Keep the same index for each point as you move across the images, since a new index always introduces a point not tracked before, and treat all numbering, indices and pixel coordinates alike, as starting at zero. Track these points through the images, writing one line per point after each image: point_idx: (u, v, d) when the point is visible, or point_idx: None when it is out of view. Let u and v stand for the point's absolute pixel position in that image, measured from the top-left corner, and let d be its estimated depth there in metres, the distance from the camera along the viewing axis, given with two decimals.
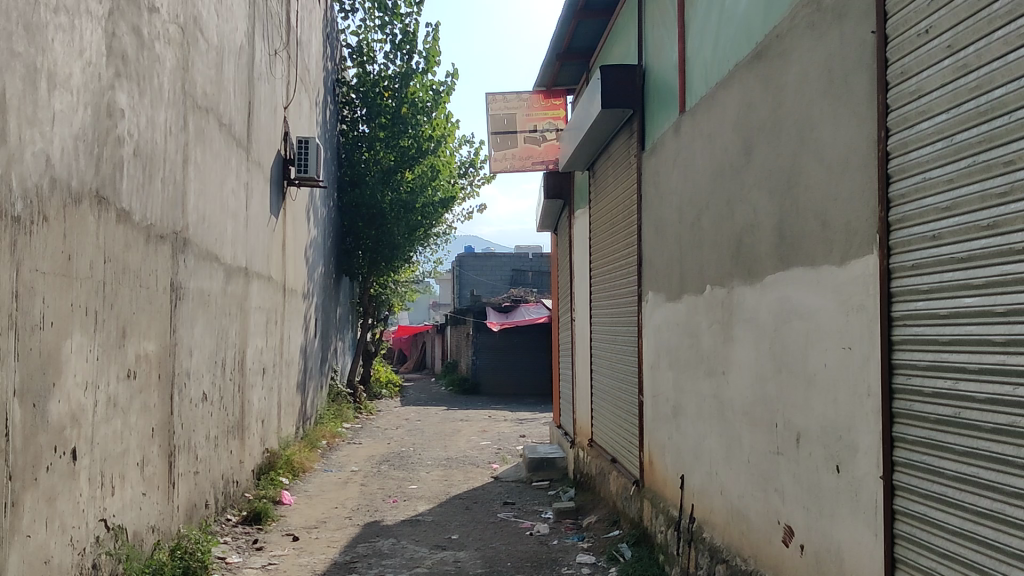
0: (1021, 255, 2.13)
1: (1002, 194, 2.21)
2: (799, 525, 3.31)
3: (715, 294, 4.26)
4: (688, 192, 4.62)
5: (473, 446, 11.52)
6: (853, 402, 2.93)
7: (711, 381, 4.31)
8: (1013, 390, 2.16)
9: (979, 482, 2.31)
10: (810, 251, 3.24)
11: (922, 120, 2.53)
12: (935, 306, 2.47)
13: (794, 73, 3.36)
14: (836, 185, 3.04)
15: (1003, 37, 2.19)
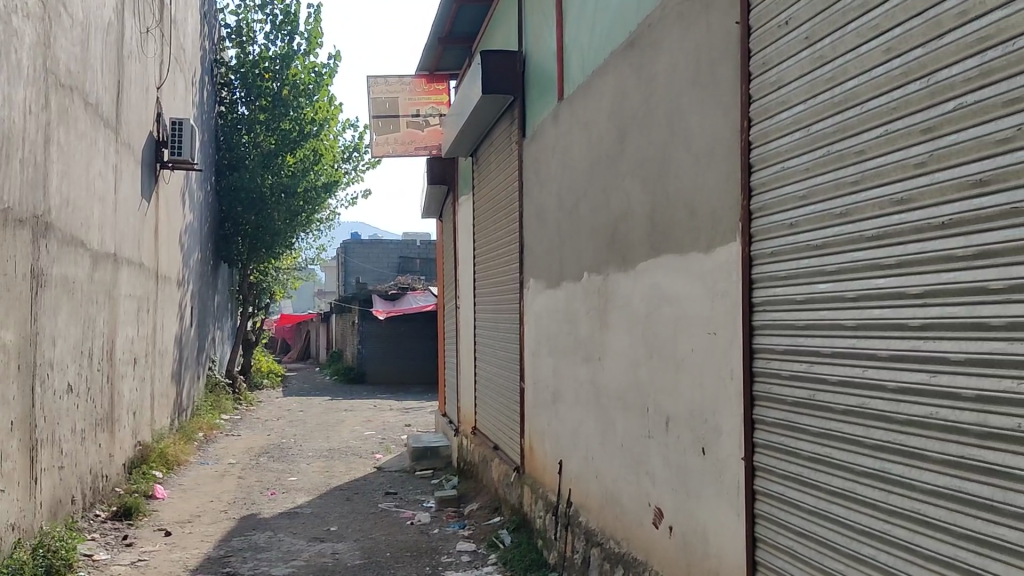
0: (872, 242, 2.20)
1: (854, 183, 2.27)
2: (668, 507, 3.37)
3: (591, 281, 4.29)
4: (566, 181, 4.65)
5: (356, 437, 11.40)
6: (718, 386, 2.99)
7: (587, 366, 4.35)
8: (864, 372, 2.25)
9: (831, 461, 2.39)
10: (678, 239, 3.29)
11: (781, 111, 2.59)
12: (793, 292, 2.55)
13: (664, 64, 3.40)
14: (703, 175, 3.09)
15: (857, 29, 2.26)
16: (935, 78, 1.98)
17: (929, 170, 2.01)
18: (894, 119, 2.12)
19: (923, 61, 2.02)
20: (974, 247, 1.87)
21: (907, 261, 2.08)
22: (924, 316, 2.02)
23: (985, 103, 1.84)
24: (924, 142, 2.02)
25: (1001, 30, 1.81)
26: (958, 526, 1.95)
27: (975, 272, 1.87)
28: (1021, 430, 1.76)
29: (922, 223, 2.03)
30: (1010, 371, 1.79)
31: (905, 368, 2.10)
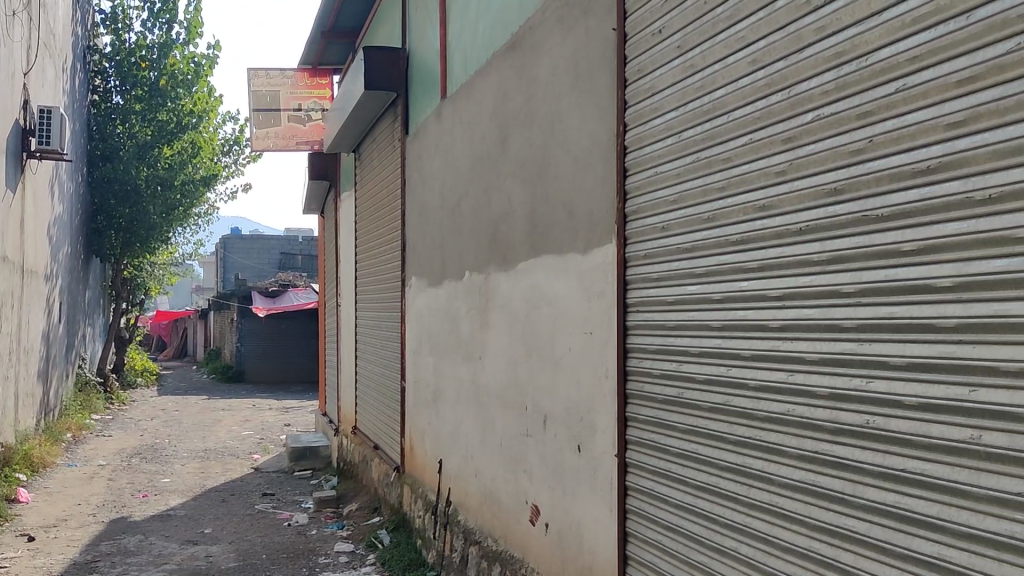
0: (738, 246, 2.32)
1: (722, 188, 2.39)
2: (545, 504, 3.41)
3: (472, 280, 4.30)
4: (448, 179, 4.65)
5: (233, 437, 11.16)
6: (592, 385, 3.05)
7: (467, 365, 4.37)
8: (728, 371, 2.36)
9: (698, 457, 2.48)
10: (557, 240, 3.34)
11: (655, 117, 2.68)
12: (663, 293, 2.64)
13: (544, 66, 3.44)
14: (581, 176, 3.14)
15: (725, 40, 2.37)
16: (796, 90, 2.12)
17: (789, 178, 2.15)
18: (758, 127, 2.25)
19: (786, 73, 2.15)
20: (829, 252, 2.02)
21: (769, 264, 2.20)
22: (783, 317, 2.16)
23: (840, 115, 1.99)
24: (785, 151, 2.16)
25: (855, 46, 1.95)
26: (813, 518, 2.07)
27: (830, 275, 2.02)
28: (870, 426, 1.91)
29: (783, 228, 2.16)
30: (861, 370, 1.94)
31: (767, 367, 2.22)
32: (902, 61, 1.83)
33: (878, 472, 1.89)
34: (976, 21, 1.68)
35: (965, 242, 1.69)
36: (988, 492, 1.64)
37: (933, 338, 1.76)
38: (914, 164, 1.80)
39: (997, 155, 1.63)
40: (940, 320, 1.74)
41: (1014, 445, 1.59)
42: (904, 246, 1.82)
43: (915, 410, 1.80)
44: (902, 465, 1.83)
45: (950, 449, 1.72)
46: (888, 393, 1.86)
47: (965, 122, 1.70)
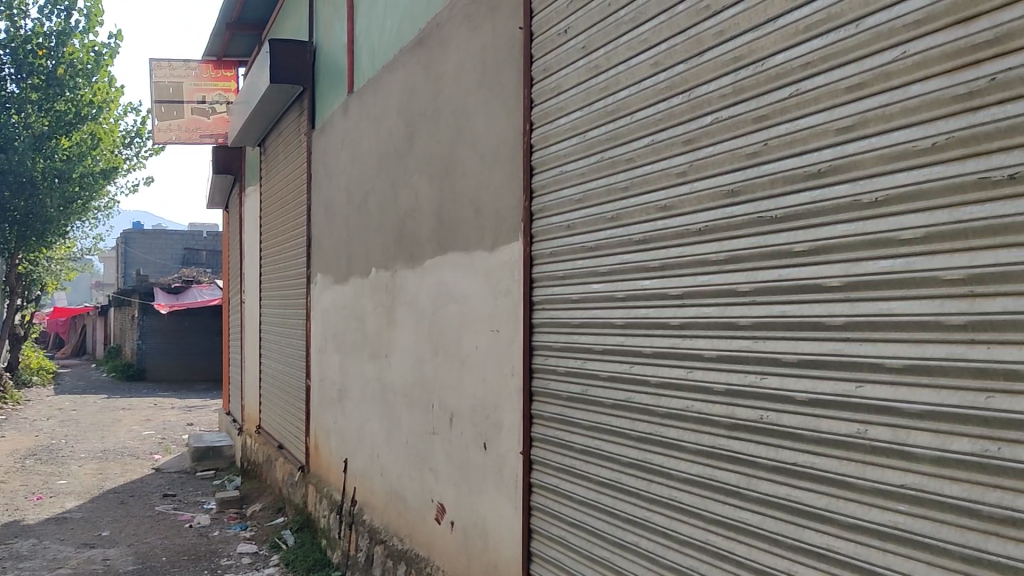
0: (640, 246, 2.35)
1: (625, 188, 2.42)
2: (450, 502, 3.41)
3: (379, 277, 4.27)
4: (355, 175, 4.61)
5: (133, 437, 10.86)
6: (499, 382, 3.06)
7: (373, 363, 4.33)
8: (630, 368, 2.39)
9: (601, 453, 2.50)
10: (464, 237, 3.34)
11: (560, 116, 2.70)
12: (568, 291, 2.66)
13: (451, 63, 3.43)
14: (488, 174, 3.14)
15: (628, 42, 2.40)
16: (695, 93, 2.17)
17: (688, 179, 2.19)
18: (660, 129, 2.29)
19: (686, 75, 2.20)
20: (725, 252, 2.07)
21: (669, 264, 2.24)
22: (683, 315, 2.20)
23: (738, 118, 2.03)
24: (684, 153, 2.20)
25: (752, 51, 2.00)
26: (710, 512, 2.11)
27: (727, 275, 2.06)
28: (763, 421, 1.96)
29: (682, 228, 2.20)
30: (754, 366, 1.99)
31: (666, 364, 2.26)
32: (796, 67, 1.89)
33: (771, 466, 1.94)
34: (863, 30, 1.74)
35: (852, 243, 1.75)
36: (874, 484, 1.70)
37: (823, 337, 1.82)
38: (807, 167, 1.86)
39: (882, 160, 1.69)
40: (829, 319, 1.80)
41: (899, 438, 1.65)
42: (796, 247, 1.88)
43: (805, 405, 1.86)
44: (794, 459, 1.88)
45: (838, 444, 1.78)
46: (780, 389, 1.92)
47: (853, 128, 1.76)
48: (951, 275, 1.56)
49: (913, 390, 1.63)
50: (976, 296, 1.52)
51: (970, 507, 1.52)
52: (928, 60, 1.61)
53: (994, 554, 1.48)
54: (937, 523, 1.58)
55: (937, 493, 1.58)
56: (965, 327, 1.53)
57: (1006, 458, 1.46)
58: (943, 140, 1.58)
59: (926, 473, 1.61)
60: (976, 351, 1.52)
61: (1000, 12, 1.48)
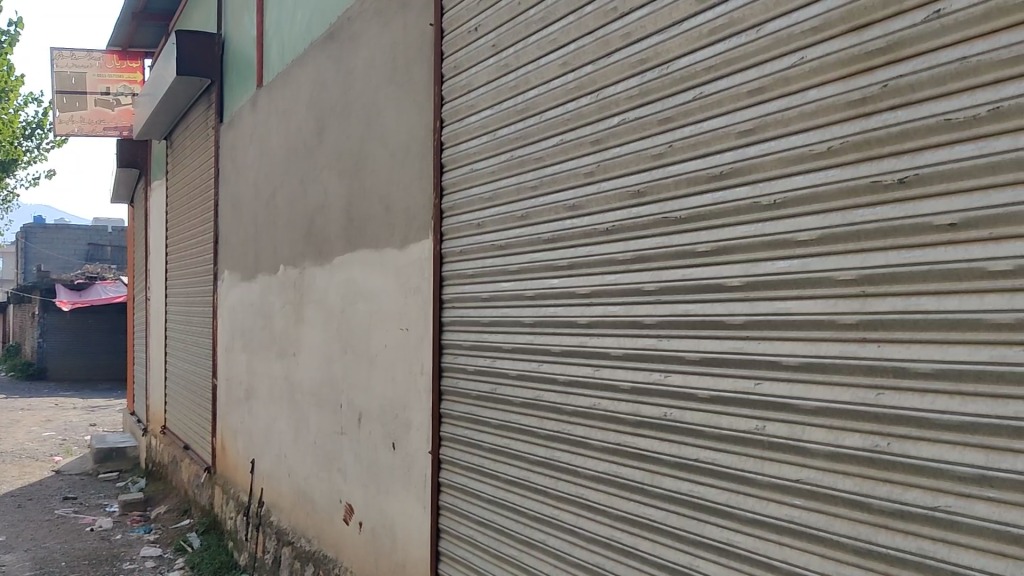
0: (549, 245, 2.36)
1: (534, 187, 2.43)
2: (358, 502, 3.38)
3: (287, 275, 4.21)
4: (264, 170, 4.53)
5: (31, 439, 10.50)
6: (408, 381, 3.04)
7: (281, 362, 4.27)
8: (539, 366, 2.40)
9: (510, 452, 2.50)
10: (373, 234, 3.31)
11: (470, 114, 2.69)
12: (478, 290, 2.66)
13: (362, 57, 3.40)
14: (398, 171, 3.12)
15: (538, 41, 2.40)
16: (603, 94, 2.18)
17: (596, 179, 2.20)
18: (569, 129, 2.30)
19: (593, 76, 2.21)
20: (631, 252, 2.09)
21: (577, 262, 2.26)
22: (590, 313, 2.21)
23: (644, 119, 2.06)
24: (593, 153, 2.21)
25: (657, 54, 2.02)
26: (616, 508, 2.13)
27: (633, 274, 2.08)
28: (666, 418, 1.99)
29: (590, 228, 2.22)
30: (659, 364, 2.01)
31: (574, 362, 2.27)
32: (700, 70, 1.92)
33: (673, 462, 1.97)
34: (764, 34, 1.77)
35: (752, 244, 1.78)
36: (771, 480, 1.74)
37: (724, 335, 1.85)
38: (709, 169, 1.89)
39: (781, 163, 1.73)
40: (729, 317, 1.84)
41: (795, 434, 1.69)
42: (700, 247, 1.90)
43: (706, 402, 1.89)
44: (696, 455, 1.91)
45: (738, 440, 1.81)
46: (683, 386, 1.95)
47: (753, 131, 1.79)
48: (843, 276, 1.60)
49: (809, 387, 1.67)
50: (868, 296, 1.56)
51: (861, 500, 1.57)
52: (825, 66, 1.64)
53: (884, 546, 1.52)
54: (831, 516, 1.62)
55: (830, 488, 1.63)
56: (856, 326, 1.58)
57: (895, 452, 1.51)
58: (838, 144, 1.62)
59: (821, 468, 1.65)
60: (867, 349, 1.56)
61: (892, 21, 1.52)
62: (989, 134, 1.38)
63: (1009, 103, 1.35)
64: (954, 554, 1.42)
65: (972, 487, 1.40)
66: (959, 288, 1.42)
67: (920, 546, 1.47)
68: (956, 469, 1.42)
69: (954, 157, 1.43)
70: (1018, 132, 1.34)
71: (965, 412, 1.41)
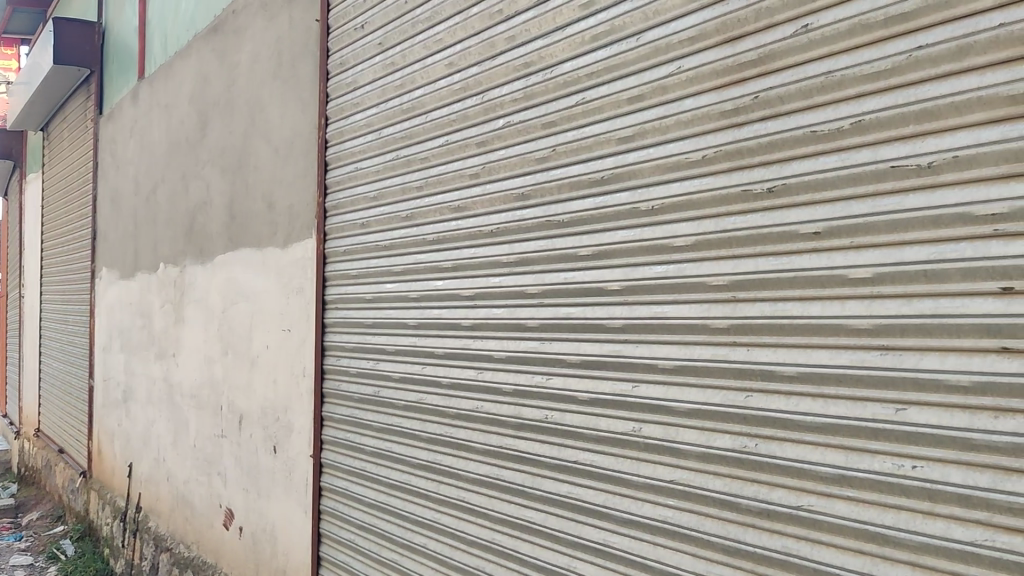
0: (433, 246, 2.35)
1: (419, 187, 2.41)
2: (238, 507, 3.30)
3: (167, 273, 4.09)
4: (144, 164, 4.39)
5: None
6: (290, 383, 2.98)
7: (160, 363, 4.15)
8: (422, 368, 2.38)
9: (393, 455, 2.48)
10: (255, 233, 3.24)
11: (356, 112, 2.67)
12: (361, 290, 2.63)
13: (246, 52, 3.33)
14: (282, 168, 3.06)
15: (424, 41, 2.39)
16: (487, 96, 2.18)
17: (481, 181, 2.21)
18: (454, 129, 2.29)
19: (478, 78, 2.21)
20: (515, 254, 2.10)
21: (462, 263, 2.25)
22: (474, 316, 2.21)
23: (528, 123, 2.07)
24: (477, 155, 2.21)
25: (541, 58, 2.03)
26: (495, 511, 2.13)
27: (516, 276, 2.09)
28: (546, 421, 2.00)
29: (474, 230, 2.22)
30: (540, 367, 2.03)
31: (456, 365, 2.27)
32: (581, 76, 1.93)
33: (553, 464, 1.98)
34: (644, 43, 1.80)
35: (630, 249, 1.81)
36: (646, 481, 1.76)
37: (603, 338, 1.87)
38: (591, 174, 1.91)
39: (658, 169, 1.76)
40: (608, 321, 1.86)
41: (667, 435, 1.72)
42: (581, 250, 1.92)
43: (586, 404, 1.91)
44: (575, 457, 1.93)
45: (615, 441, 1.84)
46: (564, 389, 1.96)
47: (633, 138, 1.82)
48: (717, 280, 1.63)
49: (682, 389, 1.70)
50: (739, 301, 1.60)
51: (730, 500, 1.60)
52: (701, 75, 1.68)
53: (751, 544, 1.56)
54: (703, 516, 1.66)
55: (701, 488, 1.66)
56: (727, 330, 1.62)
57: (763, 453, 1.55)
58: (712, 153, 1.65)
59: (692, 468, 1.68)
60: (736, 353, 1.60)
61: (765, 33, 1.56)
62: (851, 146, 1.43)
63: (871, 116, 1.40)
64: (816, 552, 1.46)
65: (833, 487, 1.44)
66: (822, 294, 1.46)
67: (786, 544, 1.51)
68: (817, 469, 1.46)
69: (818, 168, 1.47)
70: (878, 145, 1.39)
71: (827, 413, 1.45)
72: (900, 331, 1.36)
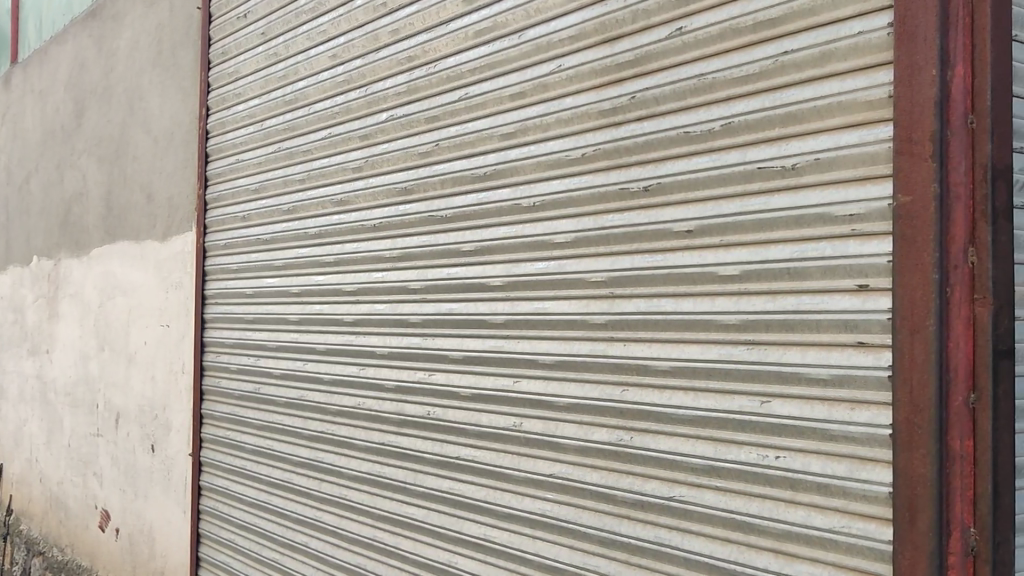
0: (314, 241, 2.33)
1: (301, 181, 2.38)
2: (115, 509, 3.21)
3: (40, 266, 3.94)
4: (17, 152, 4.22)
5: None
6: (168, 380, 2.91)
7: (32, 360, 3.99)
8: (303, 365, 2.35)
9: (274, 452, 2.44)
10: (133, 225, 3.15)
11: (238, 103, 2.62)
12: (242, 285, 2.58)
13: (125, 39, 3.23)
14: (161, 159, 2.99)
15: (307, 32, 2.36)
16: (371, 89, 2.17)
17: (363, 175, 2.19)
18: (337, 123, 2.27)
19: (362, 71, 2.20)
20: (397, 249, 2.09)
21: (344, 259, 2.24)
22: (356, 312, 2.19)
23: (410, 117, 2.06)
24: (360, 149, 2.20)
25: (424, 52, 2.03)
26: (378, 508, 2.12)
27: (398, 272, 2.09)
28: (429, 417, 2.00)
29: (356, 225, 2.20)
30: (423, 363, 2.02)
31: (338, 361, 2.25)
32: (464, 71, 1.94)
33: (436, 461, 1.98)
34: (525, 40, 1.81)
35: (512, 245, 1.82)
36: (526, 475, 1.78)
37: (484, 334, 1.88)
38: (473, 170, 1.91)
39: (539, 167, 1.78)
40: (490, 316, 1.87)
41: (547, 430, 1.74)
42: (463, 247, 1.93)
43: (468, 400, 1.92)
44: (457, 453, 1.94)
45: (496, 436, 1.85)
46: (446, 384, 1.96)
47: (515, 134, 1.83)
48: (595, 277, 1.66)
49: (561, 384, 1.72)
50: (616, 298, 1.63)
51: (605, 492, 1.63)
52: (580, 75, 1.70)
53: (625, 535, 1.59)
54: (580, 509, 1.68)
55: (579, 482, 1.68)
56: (604, 326, 1.64)
57: (637, 446, 1.58)
58: (590, 152, 1.68)
59: (571, 462, 1.70)
60: (613, 348, 1.63)
61: (641, 35, 1.60)
62: (722, 148, 1.47)
63: (740, 118, 1.44)
64: (687, 542, 1.50)
65: (703, 478, 1.48)
66: (694, 291, 1.50)
67: (658, 535, 1.54)
68: (687, 461, 1.50)
69: (691, 168, 1.51)
70: (747, 147, 1.44)
71: (697, 407, 1.49)
72: (766, 326, 1.40)
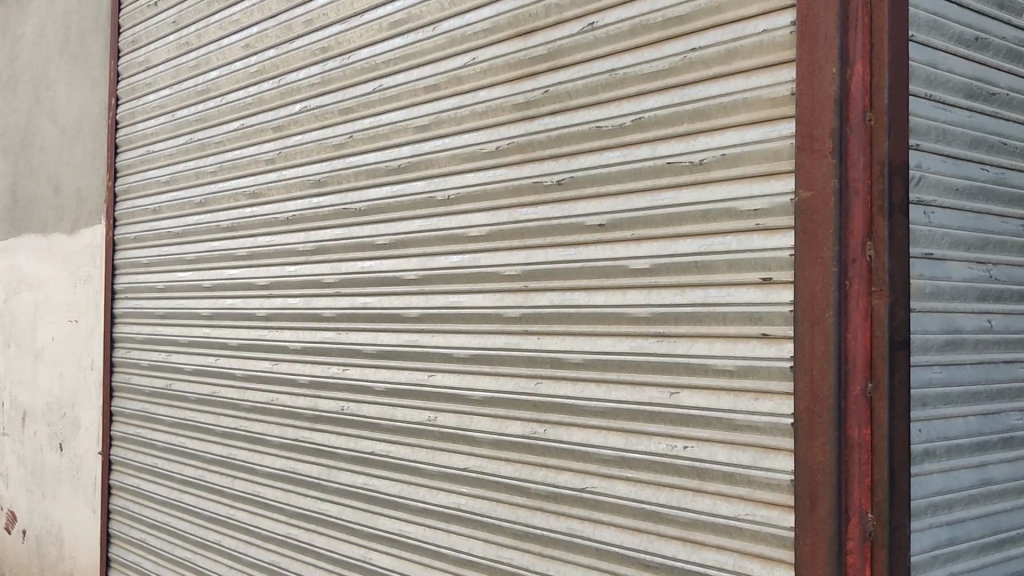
0: (226, 234, 2.30)
1: (213, 172, 2.34)
2: (21, 510, 3.12)
3: None
4: None
5: None
6: (76, 377, 2.84)
7: None
8: (216, 361, 2.32)
9: (187, 450, 2.40)
10: (40, 218, 3.06)
11: (148, 93, 2.57)
12: (153, 279, 2.53)
13: (31, 26, 3.14)
14: (69, 150, 2.91)
15: (219, 21, 2.32)
16: (284, 80, 2.15)
17: (277, 167, 2.16)
18: (250, 114, 2.24)
19: (275, 62, 2.17)
20: (311, 243, 2.07)
21: (257, 252, 2.21)
22: (269, 306, 2.17)
23: (325, 109, 2.04)
24: (274, 141, 2.17)
25: (339, 43, 2.01)
26: (292, 504, 2.10)
27: (312, 266, 2.07)
28: (343, 412, 1.99)
29: (269, 218, 2.17)
30: (337, 358, 2.01)
31: (252, 356, 2.22)
32: (379, 63, 1.93)
33: (350, 456, 1.97)
34: (439, 33, 1.81)
35: (426, 239, 1.82)
36: (440, 469, 1.78)
37: (399, 328, 1.88)
38: (387, 162, 1.91)
39: (453, 160, 1.78)
40: (404, 310, 1.86)
41: (461, 424, 1.75)
42: (377, 240, 1.92)
43: (382, 395, 1.91)
44: (371, 448, 1.93)
45: (410, 431, 1.85)
46: (360, 379, 1.95)
47: (429, 127, 1.83)
48: (509, 270, 1.67)
49: (475, 378, 1.73)
50: (529, 291, 1.64)
51: (518, 485, 1.64)
52: (493, 68, 1.70)
53: (538, 527, 1.61)
54: (493, 502, 1.69)
55: (493, 475, 1.69)
56: (518, 320, 1.65)
57: (550, 438, 1.59)
58: (503, 145, 1.68)
59: (485, 456, 1.71)
60: (527, 342, 1.64)
61: (553, 30, 1.61)
62: (632, 143, 1.49)
63: (649, 114, 1.46)
64: (598, 532, 1.52)
65: (613, 469, 1.50)
66: (605, 284, 1.52)
67: (570, 526, 1.56)
68: (598, 452, 1.52)
69: (602, 162, 1.53)
70: (656, 142, 1.46)
71: (608, 399, 1.51)
72: (675, 319, 1.42)
